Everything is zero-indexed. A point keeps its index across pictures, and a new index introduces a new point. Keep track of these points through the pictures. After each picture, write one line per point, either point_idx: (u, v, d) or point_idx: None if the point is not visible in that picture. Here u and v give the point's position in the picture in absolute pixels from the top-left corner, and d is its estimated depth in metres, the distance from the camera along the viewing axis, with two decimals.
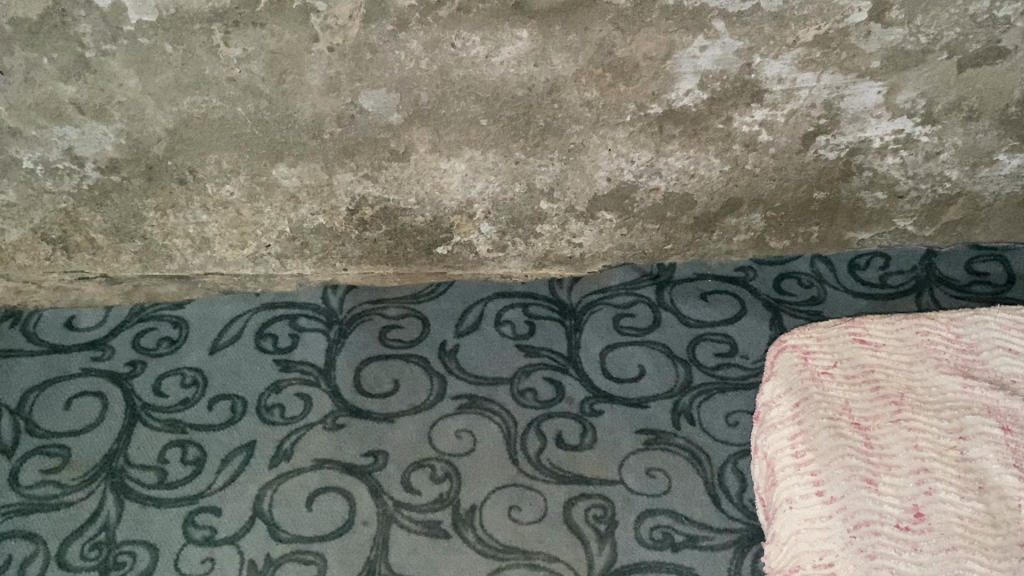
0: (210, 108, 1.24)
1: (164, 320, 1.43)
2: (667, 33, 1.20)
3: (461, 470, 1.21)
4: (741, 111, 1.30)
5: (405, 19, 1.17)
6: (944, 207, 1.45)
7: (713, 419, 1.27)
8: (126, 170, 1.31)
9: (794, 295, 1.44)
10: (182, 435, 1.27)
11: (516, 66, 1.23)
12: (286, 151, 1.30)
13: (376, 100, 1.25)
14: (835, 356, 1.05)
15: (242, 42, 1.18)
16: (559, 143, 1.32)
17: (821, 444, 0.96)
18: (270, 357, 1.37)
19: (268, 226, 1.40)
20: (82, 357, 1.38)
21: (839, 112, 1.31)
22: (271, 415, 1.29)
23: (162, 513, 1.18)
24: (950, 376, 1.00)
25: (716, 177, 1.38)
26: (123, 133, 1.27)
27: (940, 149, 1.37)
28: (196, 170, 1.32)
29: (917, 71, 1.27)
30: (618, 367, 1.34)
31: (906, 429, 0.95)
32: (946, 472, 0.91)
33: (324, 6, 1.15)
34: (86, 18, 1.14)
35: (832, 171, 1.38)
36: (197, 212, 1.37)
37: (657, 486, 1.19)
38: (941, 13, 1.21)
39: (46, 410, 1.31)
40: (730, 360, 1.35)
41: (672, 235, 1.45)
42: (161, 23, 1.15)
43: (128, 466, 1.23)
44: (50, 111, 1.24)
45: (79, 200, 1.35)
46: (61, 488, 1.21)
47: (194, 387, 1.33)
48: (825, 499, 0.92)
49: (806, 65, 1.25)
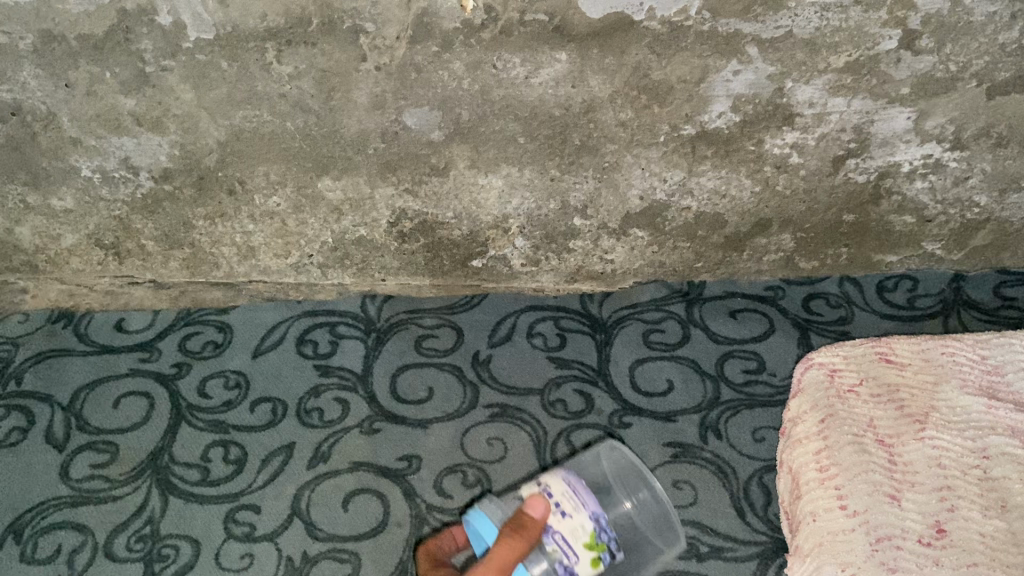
0: (261, 122, 1.30)
1: (209, 325, 1.49)
2: (702, 57, 1.23)
3: (492, 476, 1.25)
4: (772, 133, 1.33)
5: (450, 40, 1.21)
6: (972, 231, 1.47)
7: (740, 434, 1.30)
8: (178, 180, 1.37)
9: (822, 315, 1.46)
10: (225, 435, 1.32)
11: (555, 86, 1.27)
12: (332, 165, 1.35)
13: (419, 117, 1.30)
14: (861, 375, 1.14)
15: (294, 60, 1.22)
16: (594, 161, 1.36)
17: (846, 459, 1.03)
18: (311, 363, 1.42)
19: (312, 237, 1.46)
20: (130, 359, 1.44)
21: (869, 137, 1.33)
22: (310, 418, 1.34)
23: (203, 509, 1.22)
24: (975, 398, 1.08)
25: (747, 198, 1.41)
26: (177, 144, 1.33)
27: (970, 174, 1.39)
28: (245, 181, 1.37)
29: (947, 97, 1.29)
30: (647, 382, 1.37)
31: (929, 447, 1.03)
32: (968, 490, 0.98)
33: (373, 27, 1.19)
34: (149, 35, 1.19)
35: (861, 195, 1.41)
36: (245, 221, 1.43)
37: (683, 497, 1.22)
38: (970, 41, 1.23)
39: (95, 407, 1.37)
40: (758, 377, 1.38)
41: (703, 254, 1.49)
42: (218, 41, 1.20)
43: (172, 463, 1.29)
44: (110, 122, 1.30)
45: (132, 208, 1.41)
46: (109, 482, 1.26)
47: (237, 389, 1.38)
48: (848, 512, 0.98)
49: (837, 90, 1.27)
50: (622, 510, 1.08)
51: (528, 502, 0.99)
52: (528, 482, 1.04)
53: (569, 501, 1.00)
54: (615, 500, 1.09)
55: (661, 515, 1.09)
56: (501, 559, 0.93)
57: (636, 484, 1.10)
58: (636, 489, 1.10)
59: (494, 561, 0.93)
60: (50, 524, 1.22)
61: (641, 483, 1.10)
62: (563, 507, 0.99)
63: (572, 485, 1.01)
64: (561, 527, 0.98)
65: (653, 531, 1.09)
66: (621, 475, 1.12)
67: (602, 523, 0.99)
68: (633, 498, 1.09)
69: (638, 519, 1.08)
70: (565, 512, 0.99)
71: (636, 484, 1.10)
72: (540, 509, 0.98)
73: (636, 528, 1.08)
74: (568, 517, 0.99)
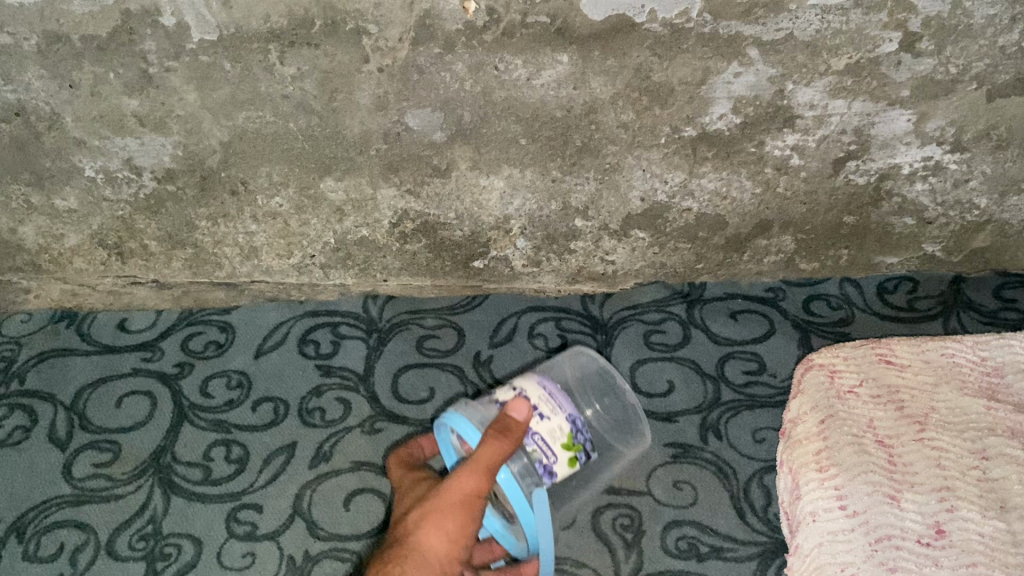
0: (264, 123, 1.30)
1: (211, 325, 1.49)
2: (704, 59, 1.23)
3: None
4: (773, 135, 1.33)
5: (452, 42, 1.21)
6: (972, 233, 1.47)
7: (740, 435, 1.30)
8: (181, 180, 1.38)
9: (822, 317, 1.47)
10: (227, 435, 1.33)
11: (556, 88, 1.26)
12: (334, 166, 1.36)
13: (421, 118, 1.30)
14: (861, 376, 1.18)
15: (297, 61, 1.23)
16: (595, 163, 1.36)
17: (846, 459, 1.08)
18: (312, 363, 1.42)
19: (314, 237, 1.46)
20: (133, 358, 1.44)
21: (870, 139, 1.33)
22: (311, 418, 1.34)
23: (205, 509, 1.23)
24: (975, 399, 1.14)
25: (748, 200, 1.41)
26: (180, 145, 1.33)
27: (970, 176, 1.39)
28: (248, 182, 1.38)
29: (947, 100, 1.29)
30: (648, 383, 1.38)
31: (928, 448, 1.08)
32: (967, 491, 1.04)
33: (375, 29, 1.19)
34: (152, 36, 1.20)
35: (862, 197, 1.41)
36: (247, 222, 1.44)
37: (683, 498, 1.23)
38: (970, 44, 1.22)
39: (98, 406, 1.37)
40: (759, 378, 1.38)
41: (703, 255, 1.50)
42: (221, 42, 1.20)
43: (175, 462, 1.29)
44: (113, 122, 1.30)
45: (135, 208, 1.42)
46: (112, 481, 1.27)
47: (239, 389, 1.39)
48: (848, 513, 1.03)
49: (837, 93, 1.27)
50: (590, 411, 1.20)
51: (511, 405, 1.00)
52: (507, 386, 1.09)
53: (547, 404, 1.05)
54: (582, 403, 1.20)
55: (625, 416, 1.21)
56: (488, 462, 0.93)
57: (605, 391, 1.22)
58: (603, 395, 1.22)
59: (478, 463, 0.93)
60: (52, 522, 1.22)
61: (608, 389, 1.22)
62: (541, 409, 1.05)
63: (548, 391, 1.07)
64: (540, 430, 1.04)
65: (615, 433, 1.20)
66: (583, 383, 1.24)
67: (578, 424, 1.06)
68: (602, 403, 1.21)
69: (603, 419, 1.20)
70: (543, 415, 1.04)
71: (606, 390, 1.22)
72: (522, 412, 0.99)
73: (601, 426, 1.19)
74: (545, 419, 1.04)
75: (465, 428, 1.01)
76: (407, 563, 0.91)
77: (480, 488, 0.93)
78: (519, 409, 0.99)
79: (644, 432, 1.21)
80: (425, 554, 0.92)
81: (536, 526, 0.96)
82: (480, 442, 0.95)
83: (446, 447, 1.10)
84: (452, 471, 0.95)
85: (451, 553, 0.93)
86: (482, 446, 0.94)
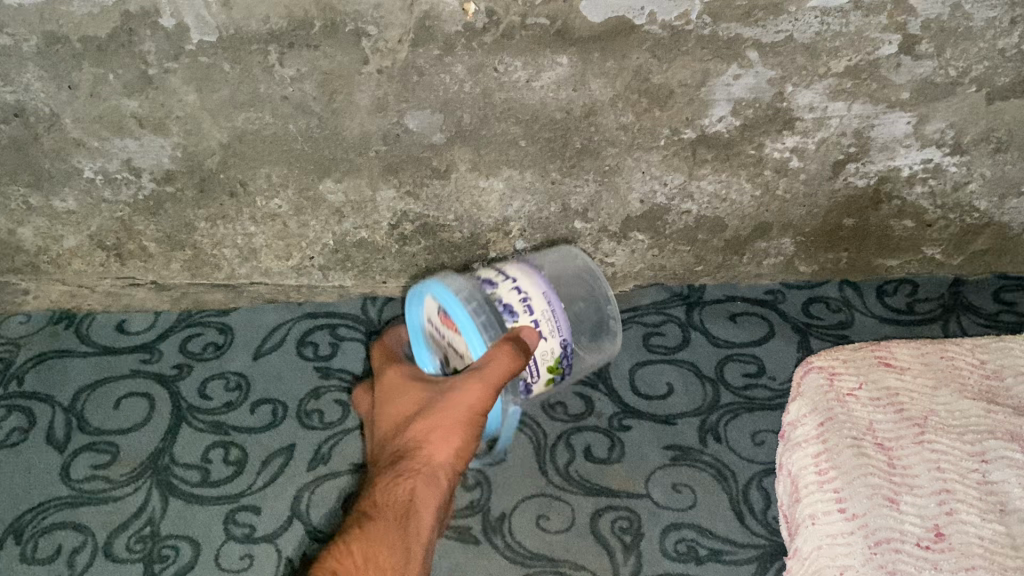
0: (263, 124, 1.30)
1: (209, 327, 1.50)
2: (703, 61, 1.23)
3: (492, 478, 1.26)
4: (772, 137, 1.32)
5: (452, 44, 1.21)
6: (972, 236, 1.47)
7: (740, 438, 1.30)
8: (180, 182, 1.38)
9: (822, 319, 1.47)
10: (225, 436, 1.33)
11: (556, 90, 1.26)
12: (333, 167, 1.36)
13: (420, 120, 1.30)
14: (861, 378, 1.18)
15: (297, 62, 1.22)
16: (595, 165, 1.36)
17: (845, 462, 1.08)
18: (311, 364, 1.42)
19: (313, 239, 1.46)
20: (131, 360, 1.44)
21: (869, 141, 1.33)
22: (310, 420, 1.34)
23: (204, 510, 1.23)
24: (974, 403, 1.13)
25: (748, 202, 1.41)
26: (179, 146, 1.33)
27: (969, 179, 1.39)
28: (247, 183, 1.38)
29: (946, 102, 1.28)
30: (647, 385, 1.38)
31: (928, 450, 1.08)
32: (967, 494, 1.04)
33: (375, 30, 1.19)
34: (152, 37, 1.20)
35: (862, 199, 1.41)
36: (246, 223, 1.44)
37: (682, 500, 1.22)
38: (970, 47, 1.22)
39: (96, 408, 1.37)
40: (758, 381, 1.38)
41: (703, 257, 1.49)
42: (221, 43, 1.20)
43: (173, 464, 1.29)
44: (113, 123, 1.30)
45: (134, 209, 1.42)
46: (110, 483, 1.27)
47: (237, 391, 1.39)
48: (847, 515, 1.03)
49: (837, 95, 1.27)
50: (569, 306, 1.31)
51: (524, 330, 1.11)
52: (501, 277, 1.19)
53: (549, 323, 1.16)
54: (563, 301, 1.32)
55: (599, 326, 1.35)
56: (493, 378, 1.02)
57: (581, 294, 1.35)
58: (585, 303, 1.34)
59: (483, 377, 1.02)
60: (50, 524, 1.22)
61: (587, 293, 1.34)
62: (541, 328, 1.15)
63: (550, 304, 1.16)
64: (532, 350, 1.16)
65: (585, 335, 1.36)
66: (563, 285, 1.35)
67: (567, 350, 1.19)
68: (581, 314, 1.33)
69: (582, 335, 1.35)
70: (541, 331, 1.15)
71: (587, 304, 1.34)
72: (534, 341, 1.11)
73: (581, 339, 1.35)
74: (537, 325, 1.15)
75: (463, 317, 1.09)
76: (421, 478, 0.99)
77: (484, 404, 1.02)
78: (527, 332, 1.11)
79: (609, 349, 1.38)
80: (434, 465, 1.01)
81: (498, 425, 1.16)
82: (487, 355, 1.04)
83: (420, 301, 1.19)
84: (455, 386, 1.04)
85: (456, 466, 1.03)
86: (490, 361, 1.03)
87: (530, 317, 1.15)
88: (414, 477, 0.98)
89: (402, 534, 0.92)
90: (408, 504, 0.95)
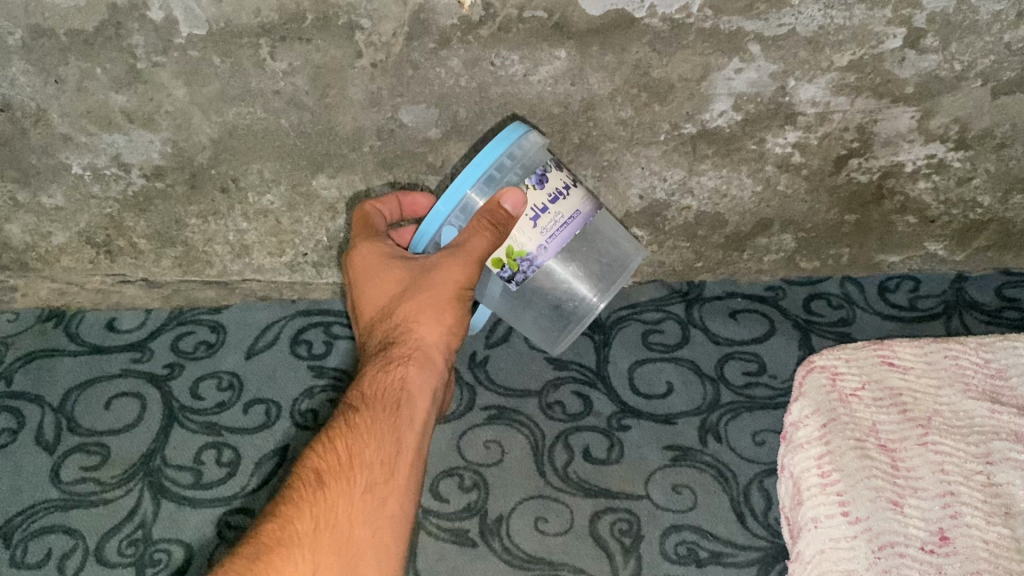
0: (255, 119, 1.27)
1: (202, 325, 1.47)
2: (704, 55, 1.20)
3: (489, 480, 1.24)
4: (774, 133, 1.30)
5: (447, 37, 1.18)
6: (975, 231, 1.45)
7: (740, 437, 1.28)
8: (170, 177, 1.35)
9: (822, 316, 1.44)
10: (217, 438, 1.31)
11: (553, 84, 1.23)
12: (327, 163, 1.33)
13: (415, 115, 1.27)
14: (863, 378, 1.17)
15: (288, 57, 1.20)
16: (593, 160, 1.33)
17: (848, 464, 1.08)
18: (304, 363, 1.40)
19: (306, 235, 1.44)
20: (121, 359, 1.42)
21: (872, 136, 1.30)
22: (304, 421, 1.32)
23: (196, 513, 1.22)
24: (978, 402, 1.13)
25: (748, 198, 1.39)
26: (169, 142, 1.30)
27: (973, 175, 1.36)
28: (238, 179, 1.36)
29: (952, 97, 1.25)
30: (646, 384, 1.36)
31: (931, 452, 1.08)
32: (971, 497, 1.04)
33: (368, 23, 1.16)
34: (140, 30, 1.17)
35: (864, 195, 1.38)
36: (238, 219, 1.41)
37: (683, 502, 1.21)
38: (976, 40, 1.19)
39: (87, 409, 1.35)
40: (759, 380, 1.36)
41: (703, 253, 1.47)
42: (211, 37, 1.17)
43: (164, 466, 1.28)
44: (100, 119, 1.27)
45: (124, 205, 1.39)
46: (101, 485, 1.26)
47: (230, 390, 1.37)
48: (850, 519, 1.03)
49: (840, 90, 1.24)
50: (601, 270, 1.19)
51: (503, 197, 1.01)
52: (575, 182, 1.09)
53: (549, 224, 1.05)
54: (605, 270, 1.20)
55: (578, 316, 1.23)
56: (475, 252, 1.00)
57: (615, 270, 1.21)
58: (598, 273, 1.19)
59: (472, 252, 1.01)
60: (40, 527, 1.22)
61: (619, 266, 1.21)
62: (540, 220, 1.04)
63: (574, 220, 1.06)
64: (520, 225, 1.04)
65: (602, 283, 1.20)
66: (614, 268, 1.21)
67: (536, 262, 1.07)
68: (606, 280, 1.20)
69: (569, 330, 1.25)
70: (537, 221, 1.04)
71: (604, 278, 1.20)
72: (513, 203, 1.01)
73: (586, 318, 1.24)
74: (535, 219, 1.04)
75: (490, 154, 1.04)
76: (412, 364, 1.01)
77: (467, 280, 1.02)
78: (512, 197, 1.01)
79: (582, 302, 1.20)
80: (416, 343, 1.03)
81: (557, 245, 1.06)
82: (469, 227, 1.01)
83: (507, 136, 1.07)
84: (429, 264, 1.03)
85: (438, 339, 1.04)
86: (470, 237, 1.01)
87: (548, 200, 1.04)
88: (394, 363, 1.01)
89: (396, 420, 0.97)
90: (401, 391, 0.99)
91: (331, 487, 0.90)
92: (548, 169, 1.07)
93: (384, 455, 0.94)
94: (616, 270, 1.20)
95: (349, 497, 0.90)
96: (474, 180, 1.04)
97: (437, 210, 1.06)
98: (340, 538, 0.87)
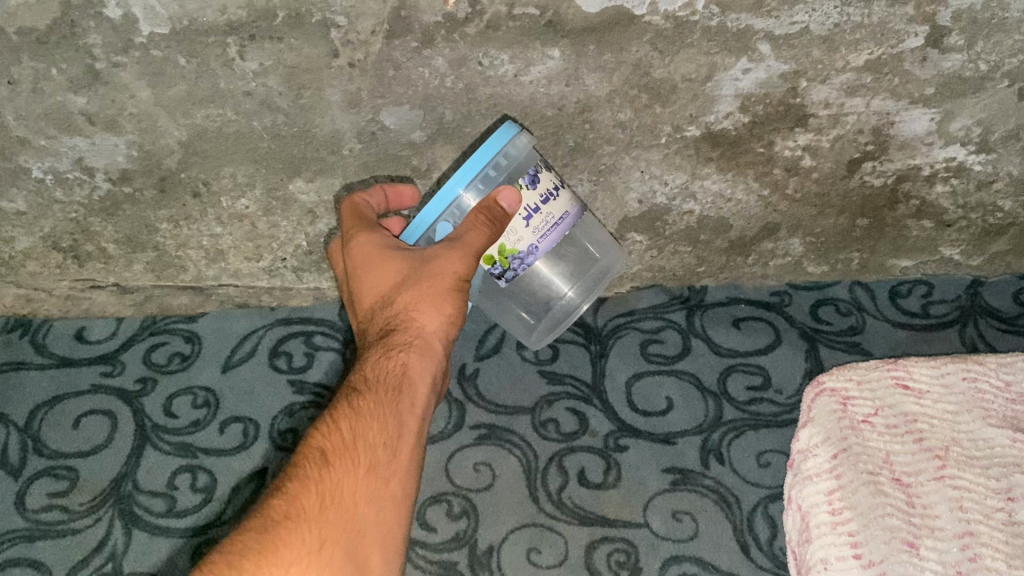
0: (225, 121, 1.18)
1: (176, 335, 1.40)
2: (709, 54, 1.11)
3: (479, 506, 1.18)
4: (783, 135, 1.21)
5: (431, 36, 1.08)
6: (994, 236, 1.37)
7: (744, 459, 1.22)
8: (138, 182, 1.26)
9: (831, 325, 1.37)
10: (192, 460, 1.24)
11: (547, 85, 1.14)
12: (304, 166, 1.25)
13: (398, 117, 1.18)
14: (877, 404, 1.12)
15: (259, 56, 1.10)
16: (589, 164, 1.24)
17: (862, 500, 1.02)
18: (284, 377, 1.33)
19: (284, 239, 1.35)
20: (90, 372, 1.35)
21: (888, 139, 1.22)
22: (284, 441, 1.25)
23: (170, 543, 1.15)
24: (997, 431, 1.08)
25: (755, 202, 1.30)
26: (134, 144, 1.21)
27: (994, 178, 1.28)
28: (210, 183, 1.27)
29: (976, 98, 1.17)
30: (645, 400, 1.29)
31: (949, 488, 1.03)
32: (991, 537, 0.98)
33: (345, 21, 1.07)
34: (97, 29, 1.07)
35: (878, 198, 1.30)
36: (212, 224, 1.33)
37: (684, 531, 1.14)
38: (1004, 39, 1.10)
39: (54, 428, 1.28)
40: (763, 395, 1.29)
41: (705, 258, 1.39)
42: (175, 36, 1.08)
43: (136, 491, 1.21)
44: (60, 121, 1.18)
45: (89, 210, 1.31)
46: (68, 513, 1.19)
47: (205, 408, 1.30)
48: (864, 563, 0.97)
49: (855, 90, 1.15)
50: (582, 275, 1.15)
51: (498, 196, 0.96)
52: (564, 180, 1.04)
53: (541, 224, 0.99)
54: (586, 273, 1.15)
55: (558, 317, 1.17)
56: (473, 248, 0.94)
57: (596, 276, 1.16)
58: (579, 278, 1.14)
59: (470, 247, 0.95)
60: (4, 560, 1.15)
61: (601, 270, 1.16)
62: (532, 220, 0.98)
63: (565, 220, 1.01)
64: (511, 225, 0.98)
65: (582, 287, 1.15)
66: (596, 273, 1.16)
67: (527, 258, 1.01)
68: (587, 283, 1.15)
69: (548, 329, 1.20)
70: (529, 221, 0.98)
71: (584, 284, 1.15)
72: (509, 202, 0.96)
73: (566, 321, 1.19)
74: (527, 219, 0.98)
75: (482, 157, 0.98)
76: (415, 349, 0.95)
77: (468, 272, 0.96)
78: (507, 195, 0.96)
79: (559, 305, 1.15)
80: (417, 331, 0.96)
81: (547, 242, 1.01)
82: (464, 223, 0.96)
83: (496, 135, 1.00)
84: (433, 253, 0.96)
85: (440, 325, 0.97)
86: (467, 231, 0.95)
87: (540, 200, 0.98)
88: (395, 349, 0.94)
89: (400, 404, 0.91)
90: (403, 376, 0.93)
91: (335, 467, 0.84)
92: (540, 169, 1.00)
93: (388, 438, 0.88)
94: (598, 274, 1.16)
95: (353, 478, 0.84)
96: (467, 180, 0.98)
97: (428, 210, 0.98)
98: (344, 520, 0.81)
